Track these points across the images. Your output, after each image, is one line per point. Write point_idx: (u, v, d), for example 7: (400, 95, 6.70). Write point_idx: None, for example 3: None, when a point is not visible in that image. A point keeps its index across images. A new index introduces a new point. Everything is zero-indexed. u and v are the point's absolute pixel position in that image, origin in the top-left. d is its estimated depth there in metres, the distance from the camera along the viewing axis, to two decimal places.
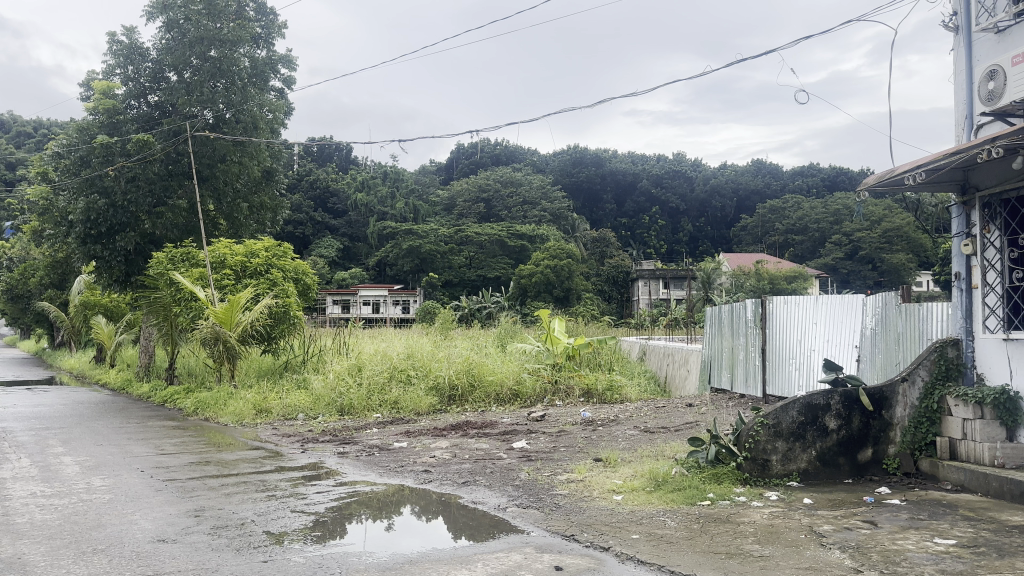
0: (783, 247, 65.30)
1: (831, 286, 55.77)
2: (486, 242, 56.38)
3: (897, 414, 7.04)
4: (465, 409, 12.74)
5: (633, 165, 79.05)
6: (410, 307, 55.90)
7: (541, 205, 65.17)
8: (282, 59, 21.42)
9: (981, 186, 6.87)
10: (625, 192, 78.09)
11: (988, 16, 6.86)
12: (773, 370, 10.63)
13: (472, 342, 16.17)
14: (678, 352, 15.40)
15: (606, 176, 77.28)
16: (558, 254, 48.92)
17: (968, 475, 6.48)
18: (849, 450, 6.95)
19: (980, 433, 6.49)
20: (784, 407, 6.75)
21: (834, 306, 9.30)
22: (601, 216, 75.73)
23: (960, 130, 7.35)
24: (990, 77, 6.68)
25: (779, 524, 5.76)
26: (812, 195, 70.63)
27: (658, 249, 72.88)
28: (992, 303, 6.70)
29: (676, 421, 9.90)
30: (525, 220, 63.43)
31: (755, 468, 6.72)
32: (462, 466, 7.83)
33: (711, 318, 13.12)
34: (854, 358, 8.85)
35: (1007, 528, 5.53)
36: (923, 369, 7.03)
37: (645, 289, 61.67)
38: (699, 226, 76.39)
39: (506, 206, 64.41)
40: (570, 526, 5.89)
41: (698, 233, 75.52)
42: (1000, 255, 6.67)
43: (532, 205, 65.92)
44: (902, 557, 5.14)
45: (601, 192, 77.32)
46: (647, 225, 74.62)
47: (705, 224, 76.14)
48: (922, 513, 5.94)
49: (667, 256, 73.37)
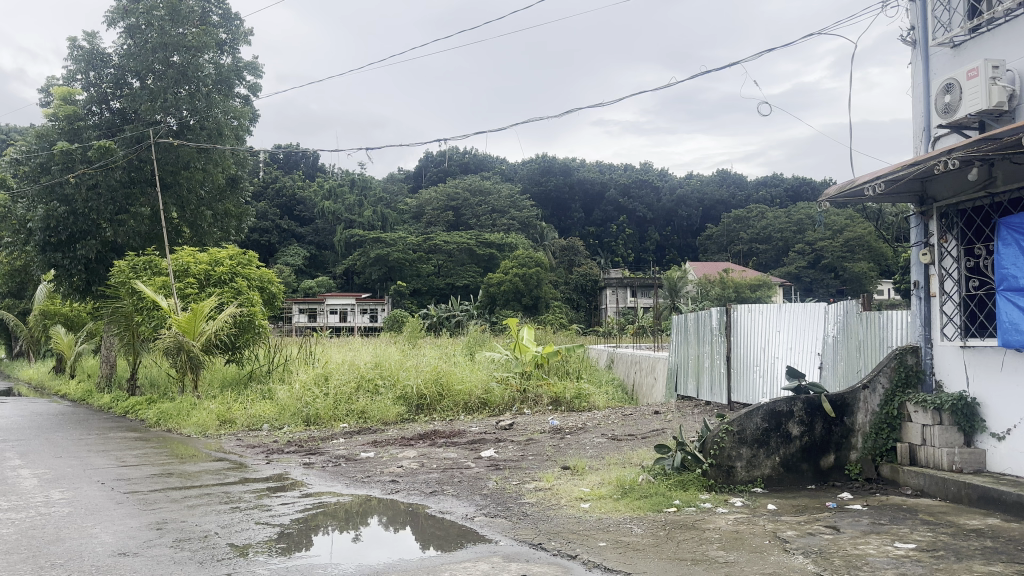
0: (748, 256, 66.14)
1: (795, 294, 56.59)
2: (455, 250, 56.26)
3: (858, 420, 7.13)
4: (433, 418, 12.67)
5: (602, 175, 79.59)
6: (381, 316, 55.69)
7: (508, 213, 65.29)
8: (247, 65, 21.24)
9: (939, 197, 7.03)
10: (592, 201, 78.56)
11: (945, 31, 7.05)
12: (737, 377, 10.76)
13: (439, 351, 16.11)
14: (645, 359, 15.49)
15: (574, 185, 77.73)
16: (527, 262, 49.14)
17: (927, 480, 6.60)
18: (811, 456, 7.03)
19: (938, 438, 6.64)
20: (748, 413, 6.81)
21: (796, 314, 9.43)
22: (569, 225, 76.05)
23: (917, 142, 7.52)
24: (947, 90, 6.74)
25: (743, 530, 5.82)
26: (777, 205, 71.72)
27: (625, 256, 73.26)
28: (950, 311, 6.89)
29: (642, 429, 9.96)
30: (496, 228, 63.51)
31: (720, 474, 6.79)
32: (430, 476, 7.78)
33: (676, 326, 13.23)
34: (816, 365, 8.98)
35: (965, 532, 5.65)
36: (883, 376, 7.15)
37: (612, 297, 62.02)
38: (665, 235, 77.03)
39: (474, 215, 64.44)
40: (537, 535, 5.89)
41: (664, 241, 76.15)
42: (957, 263, 6.86)
43: (499, 213, 65.97)
44: (864, 561, 5.22)
45: (568, 201, 77.69)
46: (614, 233, 75.04)
47: (672, 233, 76.87)
48: (882, 517, 6.04)
49: (634, 264, 73.85)
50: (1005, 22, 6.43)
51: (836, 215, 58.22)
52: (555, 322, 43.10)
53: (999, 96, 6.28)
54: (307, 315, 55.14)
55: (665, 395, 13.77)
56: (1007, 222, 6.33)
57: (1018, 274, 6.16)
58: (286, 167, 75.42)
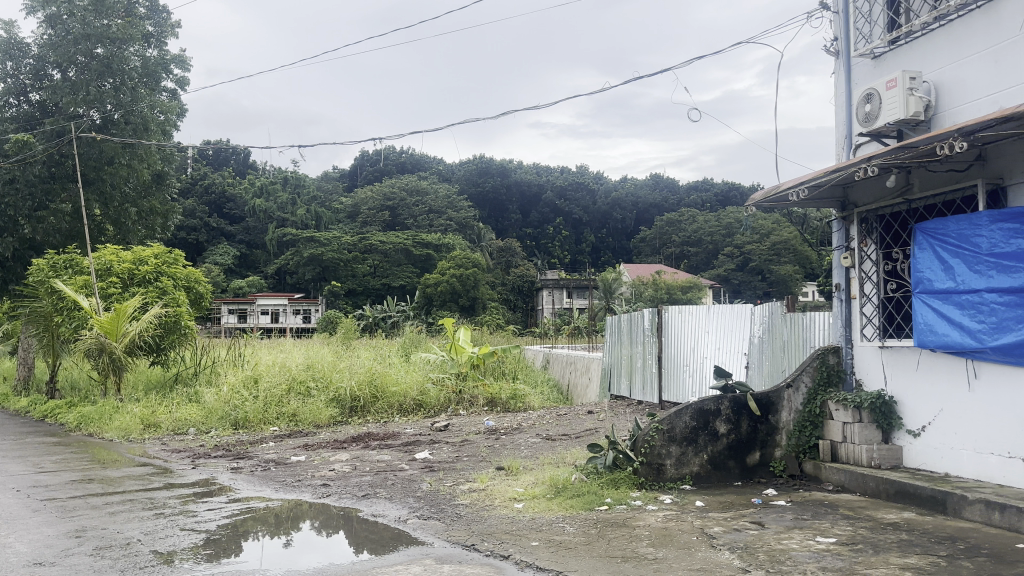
0: (681, 258, 67.48)
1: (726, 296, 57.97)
2: (391, 251, 55.77)
3: (783, 418, 7.33)
4: (367, 421, 12.54)
5: (541, 177, 80.09)
6: (311, 315, 54.67)
7: (445, 214, 65.08)
8: (174, 59, 20.66)
9: (859, 202, 7.33)
10: (529, 203, 78.90)
11: (866, 42, 7.32)
12: (668, 377, 10.96)
13: (373, 353, 15.94)
14: (580, 360, 15.67)
15: (512, 186, 77.99)
16: (463, 262, 49.19)
17: (847, 476, 6.86)
18: (738, 453, 7.21)
19: (858, 435, 6.91)
20: (677, 412, 6.95)
21: (725, 315, 9.66)
22: (507, 226, 76.24)
23: (840, 150, 7.80)
24: (868, 99, 6.99)
25: (672, 527, 5.94)
26: (709, 209, 73.38)
27: (561, 257, 73.80)
28: (870, 313, 7.19)
29: (576, 429, 10.05)
30: (433, 229, 63.22)
31: (650, 472, 6.91)
32: (362, 479, 7.70)
33: (610, 326, 13.40)
34: (743, 365, 9.22)
35: (882, 526, 5.88)
36: (806, 376, 7.38)
37: (549, 298, 62.43)
38: (602, 237, 77.93)
39: (411, 215, 64.05)
40: (470, 536, 5.89)
41: (601, 243, 77.04)
42: (876, 266, 7.17)
43: (437, 213, 65.71)
44: (787, 556, 5.38)
45: (506, 202, 77.88)
46: (552, 235, 75.52)
47: (609, 235, 77.83)
48: (805, 512, 6.25)
49: (570, 266, 74.50)
50: (922, 35, 6.72)
51: (765, 220, 59.89)
52: (494, 323, 43.20)
53: (916, 106, 6.56)
54: (239, 316, 53.82)
55: (599, 395, 13.93)
56: (923, 228, 6.65)
57: (933, 277, 6.47)
58: (214, 163, 73.46)
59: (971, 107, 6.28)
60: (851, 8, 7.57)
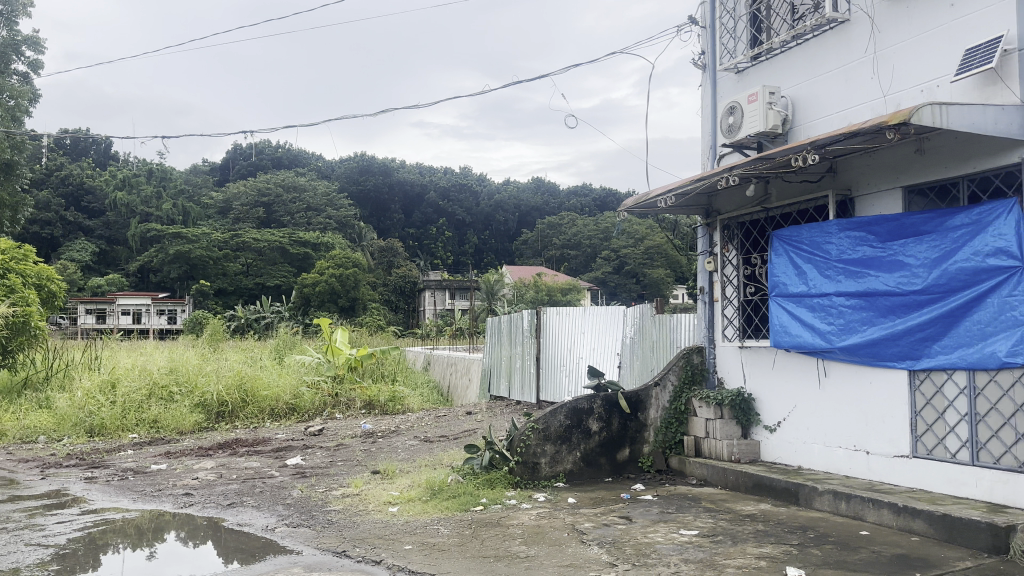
0: (562, 262, 68.79)
1: (603, 299, 59.42)
2: (266, 249, 53.91)
3: (650, 415, 7.62)
4: (236, 426, 12.09)
5: (429, 177, 79.76)
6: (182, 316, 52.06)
7: (325, 212, 63.74)
8: (27, 40, 19.19)
9: (723, 210, 7.78)
10: (411, 204, 78.40)
11: (730, 57, 7.70)
12: (545, 378, 11.16)
13: (244, 355, 15.37)
14: (460, 361, 15.73)
15: (394, 186, 77.14)
16: (343, 262, 48.42)
17: (710, 470, 7.17)
18: (609, 450, 7.41)
19: (720, 431, 7.26)
20: (552, 411, 7.11)
21: (599, 316, 9.91)
22: (388, 226, 75.25)
23: (705, 159, 8.19)
24: (730, 112, 7.32)
25: (544, 525, 6.03)
26: (589, 213, 75.25)
27: (444, 258, 73.47)
28: (730, 314, 7.67)
29: (454, 430, 10.05)
30: (312, 227, 61.62)
31: (525, 471, 7.01)
32: (229, 487, 7.40)
33: (491, 327, 13.48)
34: (615, 364, 9.50)
35: (741, 517, 6.18)
36: (673, 374, 7.73)
37: (430, 299, 62.12)
38: (483, 239, 78.15)
39: (290, 213, 62.28)
40: (341, 542, 5.77)
41: (481, 245, 77.20)
42: (737, 271, 7.68)
43: (316, 211, 64.17)
44: (652, 549, 5.57)
45: (387, 202, 76.94)
46: (433, 235, 75.01)
47: (490, 237, 78.23)
48: (671, 506, 6.49)
49: (453, 267, 74.46)
50: (781, 52, 7.15)
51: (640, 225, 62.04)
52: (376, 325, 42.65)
53: (774, 120, 6.96)
54: (98, 316, 50.51)
55: (479, 396, 14.01)
56: (780, 235, 7.15)
57: (788, 281, 6.99)
58: (76, 154, 68.90)
59: (823, 122, 6.75)
60: (716, 24, 7.94)
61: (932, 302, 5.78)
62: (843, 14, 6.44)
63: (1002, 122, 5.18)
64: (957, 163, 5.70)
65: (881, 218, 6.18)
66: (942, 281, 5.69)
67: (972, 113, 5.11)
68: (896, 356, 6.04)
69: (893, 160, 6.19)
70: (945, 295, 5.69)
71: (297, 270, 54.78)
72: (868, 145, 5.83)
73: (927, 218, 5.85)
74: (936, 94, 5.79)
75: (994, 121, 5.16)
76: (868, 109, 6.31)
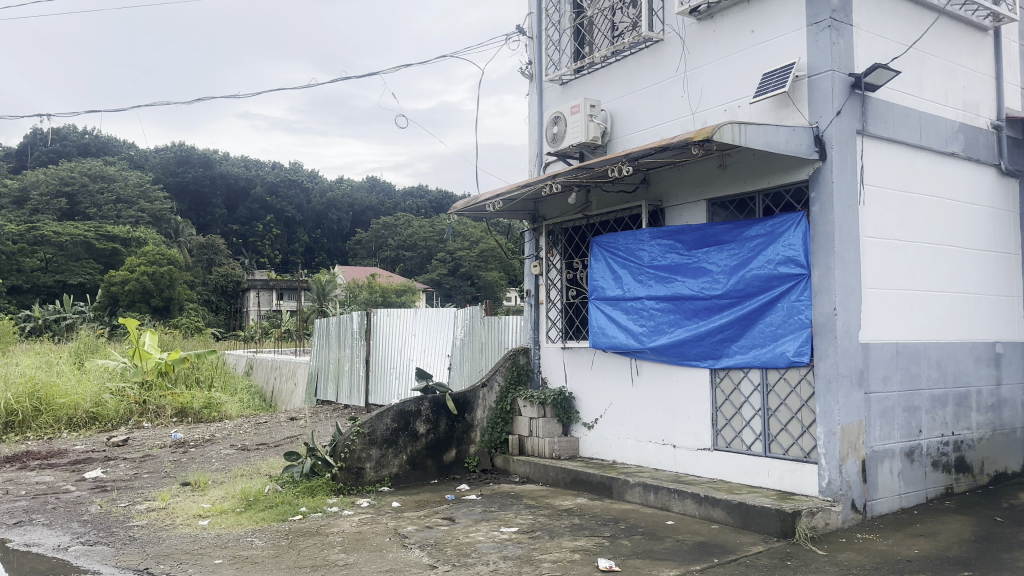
0: (396, 262, 68.45)
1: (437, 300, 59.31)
2: (68, 242, 49.24)
3: (477, 416, 7.74)
4: (26, 438, 11.13)
5: (263, 172, 76.61)
6: None
7: (138, 204, 59.86)
8: None
9: (547, 217, 8.06)
10: (236, 198, 74.44)
11: (555, 68, 7.98)
12: (373, 381, 11.10)
13: (36, 360, 14.01)
14: (285, 365, 15.45)
15: (216, 179, 73.22)
16: (156, 259, 45.61)
17: (532, 467, 7.40)
18: (435, 452, 7.45)
19: (542, 429, 7.59)
20: (379, 415, 7.03)
21: (429, 319, 9.97)
22: (209, 221, 70.95)
23: (532, 166, 8.45)
24: (554, 121, 7.54)
25: (365, 531, 5.95)
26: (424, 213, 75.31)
27: (272, 258, 70.81)
28: (554, 317, 8.03)
29: (276, 437, 9.71)
30: (123, 220, 57.03)
31: (349, 477, 6.87)
32: (15, 505, 6.72)
33: (321, 329, 13.14)
34: (445, 366, 9.59)
35: (558, 512, 6.41)
36: (499, 375, 7.96)
37: (256, 299, 59.50)
38: (314, 238, 75.68)
39: (99, 204, 57.59)
40: (143, 560, 5.39)
41: (313, 244, 75.27)
42: (560, 275, 8.01)
43: (129, 203, 59.90)
44: (472, 548, 5.64)
45: (210, 196, 72.79)
46: (260, 233, 71.82)
47: (321, 236, 76.14)
48: (493, 505, 6.62)
49: (282, 267, 71.73)
50: (602, 67, 7.51)
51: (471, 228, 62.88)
52: (187, 326, 40.18)
53: (595, 131, 7.28)
54: None
55: (304, 401, 13.63)
56: (599, 241, 7.49)
57: (605, 285, 7.34)
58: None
59: (639, 135, 7.16)
60: (542, 35, 8.22)
61: (731, 306, 6.28)
62: (658, 34, 6.87)
63: (794, 142, 5.59)
64: (754, 179, 6.21)
65: (688, 227, 6.62)
66: (740, 286, 6.19)
67: (767, 132, 5.47)
68: (700, 356, 6.50)
69: (699, 174, 6.67)
70: (742, 299, 6.20)
71: (104, 267, 50.68)
72: (677, 159, 6.24)
73: (727, 228, 6.34)
74: (737, 114, 6.30)
75: (787, 141, 5.55)
76: (678, 125, 6.76)
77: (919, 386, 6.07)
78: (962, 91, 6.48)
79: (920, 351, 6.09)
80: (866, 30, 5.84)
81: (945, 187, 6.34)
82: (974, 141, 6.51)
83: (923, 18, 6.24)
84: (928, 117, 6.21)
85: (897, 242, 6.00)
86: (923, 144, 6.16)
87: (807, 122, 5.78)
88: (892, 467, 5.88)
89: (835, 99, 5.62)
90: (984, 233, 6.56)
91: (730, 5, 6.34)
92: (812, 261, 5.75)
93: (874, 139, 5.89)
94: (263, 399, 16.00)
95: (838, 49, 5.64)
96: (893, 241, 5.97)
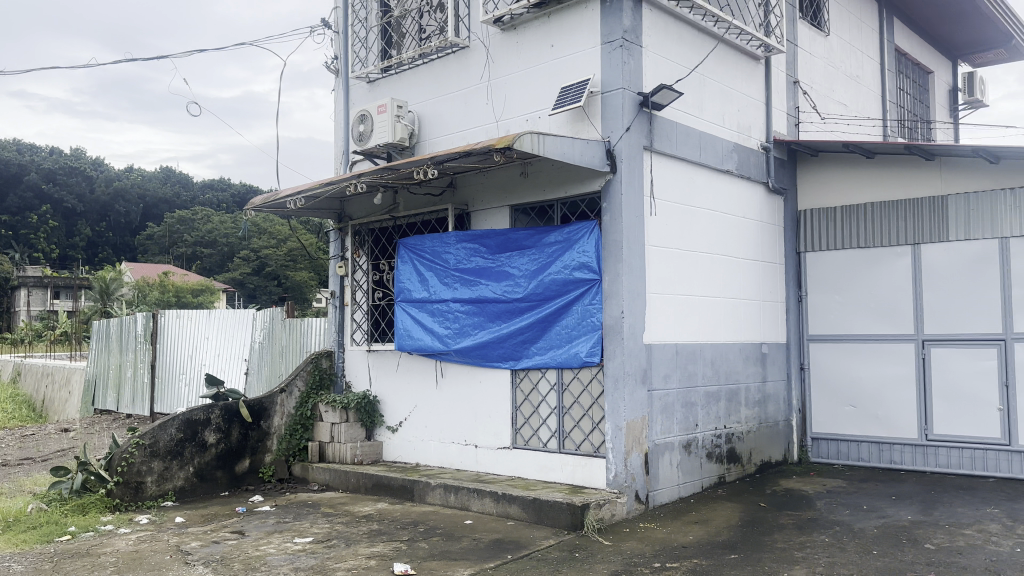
0: (193, 259, 64.23)
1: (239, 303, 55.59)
2: None
3: (274, 423, 7.47)
4: None
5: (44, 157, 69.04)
6: None
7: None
8: None
9: (353, 216, 7.94)
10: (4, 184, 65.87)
11: (362, 66, 7.86)
12: (161, 389, 10.38)
13: None
14: (57, 373, 14.01)
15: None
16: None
17: (332, 474, 7.23)
18: (226, 462, 7.11)
19: (344, 434, 7.41)
20: (161, 425, 6.65)
21: (225, 322, 9.55)
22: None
23: (338, 164, 8.28)
24: (360, 120, 7.38)
25: (143, 549, 5.49)
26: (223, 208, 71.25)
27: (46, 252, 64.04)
28: (359, 319, 7.93)
29: (43, 452, 8.78)
30: None
31: (127, 492, 6.42)
32: None
33: (100, 332, 12.08)
34: (242, 372, 9.21)
35: (357, 519, 6.28)
36: (300, 380, 7.72)
37: (27, 299, 53.69)
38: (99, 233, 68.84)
39: None
40: None
41: (98, 239, 68.83)
42: (366, 276, 7.92)
43: None
44: (263, 561, 5.30)
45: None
46: (32, 226, 64.71)
47: (106, 230, 69.58)
48: (288, 515, 6.38)
49: (59, 262, 64.92)
50: (409, 68, 7.50)
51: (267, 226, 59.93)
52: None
53: (401, 132, 7.24)
54: None
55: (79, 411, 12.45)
56: (404, 243, 7.46)
57: (410, 288, 7.32)
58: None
59: (445, 139, 7.21)
60: (349, 31, 8.07)
61: (530, 309, 6.47)
62: (464, 40, 6.95)
63: (588, 154, 5.85)
64: (554, 188, 6.45)
65: (492, 232, 6.74)
66: (539, 290, 6.40)
67: (563, 144, 5.67)
68: (501, 357, 6.65)
69: (502, 180, 6.83)
70: (540, 302, 6.41)
71: None
72: (480, 164, 6.32)
73: (527, 234, 6.53)
74: (538, 125, 6.50)
75: (582, 153, 5.80)
76: (481, 131, 6.89)
77: (695, 383, 6.57)
78: (738, 113, 7.03)
79: (697, 351, 6.60)
80: (654, 52, 6.23)
81: (722, 202, 6.91)
82: (746, 161, 7.10)
83: (704, 44, 6.68)
84: (707, 136, 6.71)
85: (678, 251, 6.47)
86: (702, 162, 6.66)
87: (601, 136, 6.08)
88: (672, 459, 6.33)
89: (626, 116, 5.97)
90: (755, 245, 7.24)
91: (531, 18, 6.55)
92: (603, 267, 6.06)
93: (659, 155, 6.31)
94: (31, 409, 14.36)
95: (628, 69, 5.99)
96: (674, 250, 6.43)
